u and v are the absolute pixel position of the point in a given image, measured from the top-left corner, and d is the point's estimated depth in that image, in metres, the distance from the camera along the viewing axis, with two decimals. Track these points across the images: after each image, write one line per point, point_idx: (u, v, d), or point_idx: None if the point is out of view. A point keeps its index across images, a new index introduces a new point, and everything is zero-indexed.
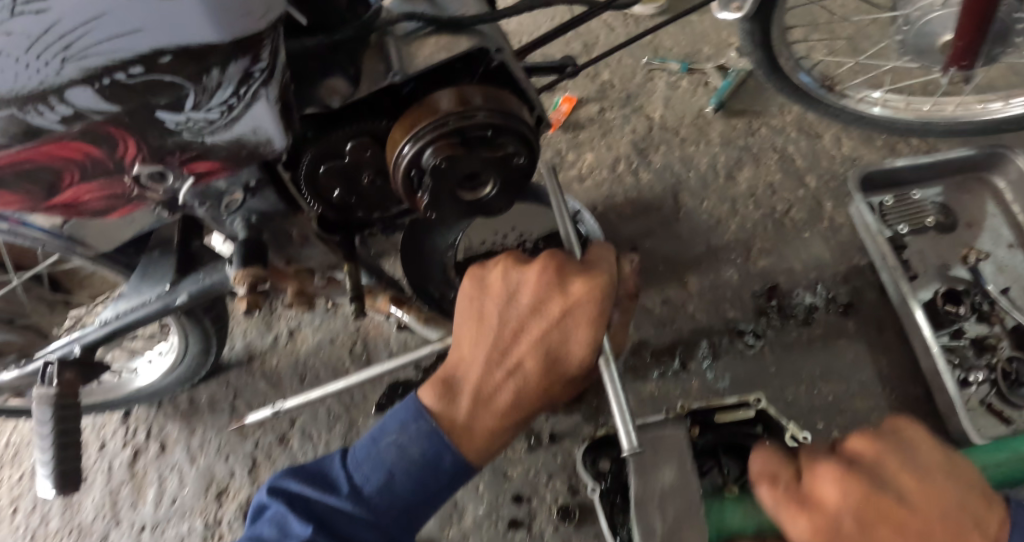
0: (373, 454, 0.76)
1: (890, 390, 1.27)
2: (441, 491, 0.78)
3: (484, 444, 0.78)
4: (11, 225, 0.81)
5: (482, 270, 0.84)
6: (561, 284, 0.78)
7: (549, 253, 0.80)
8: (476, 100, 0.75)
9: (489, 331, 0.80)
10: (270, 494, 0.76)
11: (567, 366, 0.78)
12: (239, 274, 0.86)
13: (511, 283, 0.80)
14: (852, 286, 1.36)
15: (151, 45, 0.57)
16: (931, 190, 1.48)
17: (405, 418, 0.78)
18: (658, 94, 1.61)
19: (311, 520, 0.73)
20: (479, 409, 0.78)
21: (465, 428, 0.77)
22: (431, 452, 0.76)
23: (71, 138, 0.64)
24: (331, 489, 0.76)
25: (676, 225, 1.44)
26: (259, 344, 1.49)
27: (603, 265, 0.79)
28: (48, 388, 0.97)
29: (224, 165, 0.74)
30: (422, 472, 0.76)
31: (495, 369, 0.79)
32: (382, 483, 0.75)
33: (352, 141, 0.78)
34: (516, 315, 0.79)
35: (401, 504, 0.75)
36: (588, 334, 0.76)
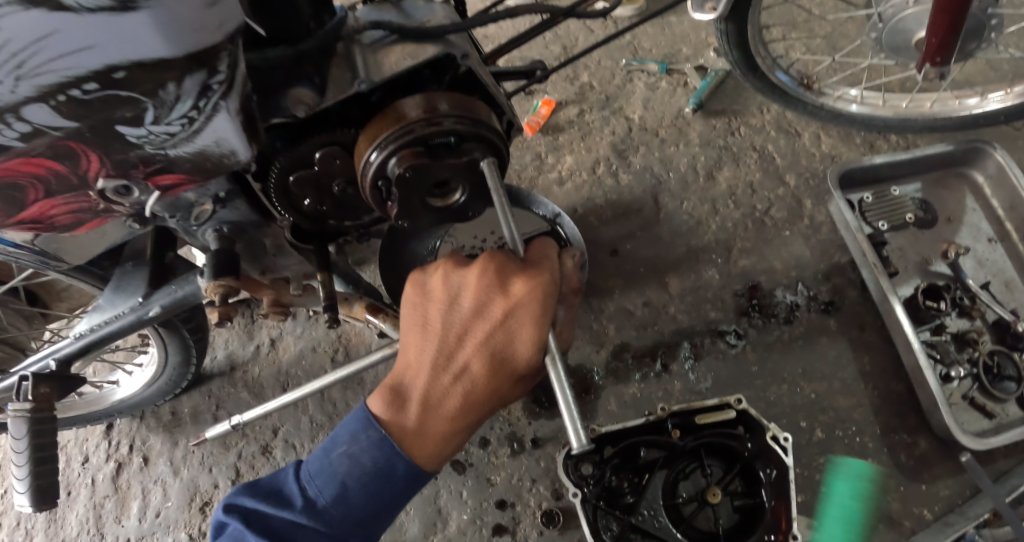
0: (324, 466, 0.77)
1: (872, 386, 1.28)
2: (397, 497, 0.79)
3: (436, 448, 0.78)
4: None
5: (422, 273, 0.80)
6: (501, 286, 0.74)
7: (487, 253, 0.77)
8: (442, 107, 0.76)
9: (432, 339, 0.77)
10: (227, 512, 0.77)
11: (515, 366, 0.75)
12: (212, 285, 0.86)
13: (452, 287, 0.77)
14: (832, 284, 1.36)
15: (103, 61, 0.57)
16: (909, 186, 1.49)
17: (355, 428, 0.78)
18: (637, 96, 1.61)
19: (265, 534, 0.75)
20: (429, 414, 0.77)
21: (415, 434, 0.77)
22: (382, 460, 0.77)
23: (34, 154, 0.65)
24: (286, 502, 0.77)
25: (656, 226, 1.44)
26: (241, 354, 1.48)
27: (544, 261, 0.75)
28: (23, 404, 0.97)
29: (189, 178, 0.74)
30: (374, 481, 0.77)
31: (442, 375, 0.77)
32: (334, 494, 0.77)
33: (319, 151, 0.79)
34: (458, 320, 0.76)
35: (355, 513, 0.77)
36: (531, 337, 0.73)
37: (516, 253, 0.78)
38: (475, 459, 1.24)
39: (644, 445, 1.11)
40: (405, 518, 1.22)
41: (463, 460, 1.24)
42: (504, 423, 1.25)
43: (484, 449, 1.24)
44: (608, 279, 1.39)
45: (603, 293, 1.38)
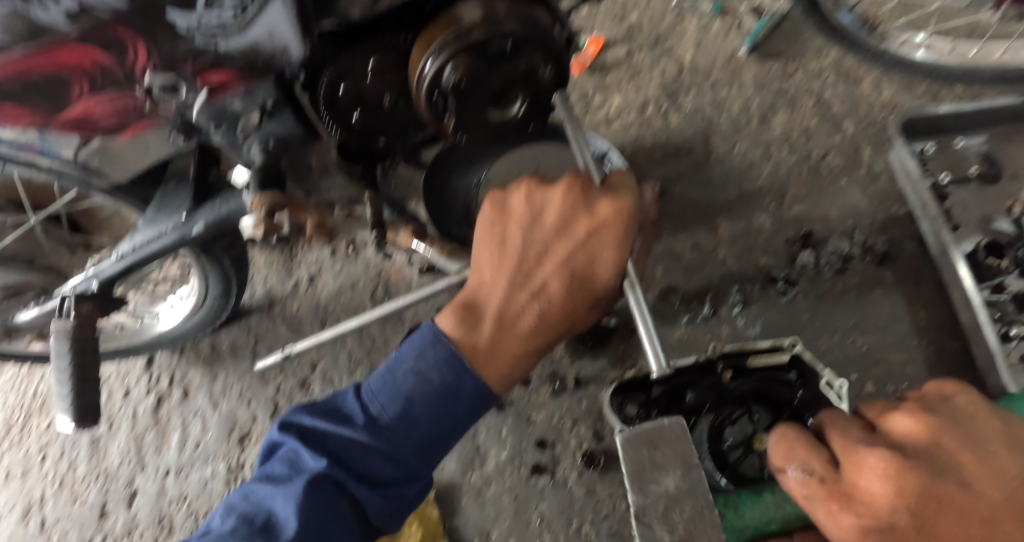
0: (388, 384, 0.75)
1: (926, 341, 1.23)
2: (462, 421, 0.77)
3: (506, 370, 0.77)
4: (29, 155, 0.84)
5: (501, 193, 0.80)
6: (587, 206, 0.76)
7: (571, 173, 0.78)
8: (502, 11, 0.71)
9: (510, 257, 0.78)
10: (283, 431, 0.77)
11: (594, 288, 0.77)
12: (256, 198, 0.85)
13: (535, 205, 0.78)
14: (889, 236, 1.31)
15: None
16: (976, 138, 1.41)
17: (423, 345, 0.76)
18: (689, 37, 1.51)
19: (324, 453, 0.74)
20: (503, 333, 0.76)
21: (487, 352, 0.76)
22: (451, 378, 0.75)
23: (77, 41, 0.62)
24: (345, 421, 0.76)
25: (707, 169, 1.38)
26: (280, 290, 1.47)
27: (627, 185, 0.78)
28: (66, 321, 0.97)
29: (240, 77, 0.70)
30: (441, 400, 0.75)
31: (519, 292, 0.77)
32: (392, 417, 0.74)
33: (372, 60, 0.76)
34: (539, 239, 0.77)
35: (416, 434, 0.75)
36: (614, 258, 0.75)
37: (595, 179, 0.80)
38: (516, 398, 1.22)
39: (692, 388, 1.06)
40: (443, 454, 1.21)
41: (504, 398, 1.22)
42: (546, 362, 1.23)
43: (525, 388, 1.22)
44: (656, 221, 1.34)
45: (651, 236, 1.33)
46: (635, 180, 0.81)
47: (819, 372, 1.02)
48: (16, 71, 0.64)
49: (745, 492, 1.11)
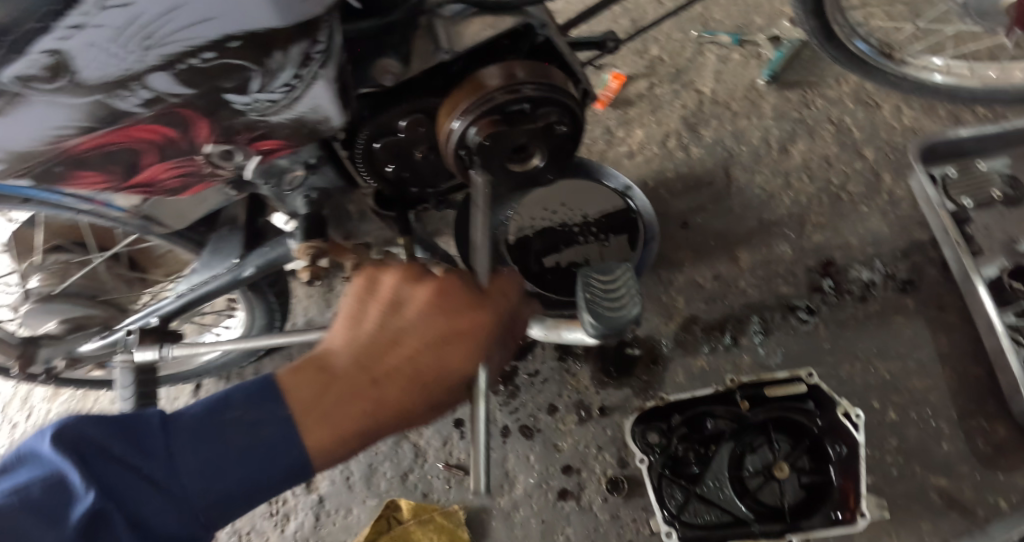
0: (206, 425, 0.73)
1: (949, 368, 1.25)
2: (258, 494, 0.74)
3: (323, 450, 0.73)
4: (96, 207, 0.94)
5: (376, 271, 0.82)
6: (449, 307, 0.77)
7: (445, 275, 0.80)
8: (520, 74, 0.77)
9: (364, 334, 0.77)
10: (57, 445, 0.68)
11: (441, 384, 0.75)
12: (301, 247, 0.92)
13: (403, 291, 0.79)
14: (911, 262, 1.32)
15: (221, 31, 0.61)
16: (998, 161, 1.39)
17: (258, 399, 0.74)
18: (708, 68, 1.55)
19: (96, 480, 0.67)
20: (337, 405, 0.74)
21: (310, 425, 0.73)
22: (275, 444, 0.73)
23: (149, 121, 0.70)
24: (142, 452, 0.71)
25: (728, 199, 1.41)
26: (319, 319, 1.55)
27: (498, 298, 0.80)
28: (128, 355, 1.07)
29: (286, 143, 0.78)
30: (248, 461, 0.72)
31: (362, 372, 0.75)
32: (182, 454, 0.71)
33: (404, 119, 0.82)
34: (397, 324, 0.77)
35: (239, 487, 0.72)
36: (465, 363, 0.75)
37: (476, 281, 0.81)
38: (543, 425, 1.27)
39: (711, 415, 1.13)
40: None
41: (532, 425, 1.27)
42: (573, 390, 1.28)
43: (552, 415, 1.27)
44: (678, 252, 1.37)
45: (673, 266, 1.36)
46: (515, 291, 0.81)
47: (836, 404, 1.09)
48: (93, 146, 0.72)
49: (765, 519, 1.10)
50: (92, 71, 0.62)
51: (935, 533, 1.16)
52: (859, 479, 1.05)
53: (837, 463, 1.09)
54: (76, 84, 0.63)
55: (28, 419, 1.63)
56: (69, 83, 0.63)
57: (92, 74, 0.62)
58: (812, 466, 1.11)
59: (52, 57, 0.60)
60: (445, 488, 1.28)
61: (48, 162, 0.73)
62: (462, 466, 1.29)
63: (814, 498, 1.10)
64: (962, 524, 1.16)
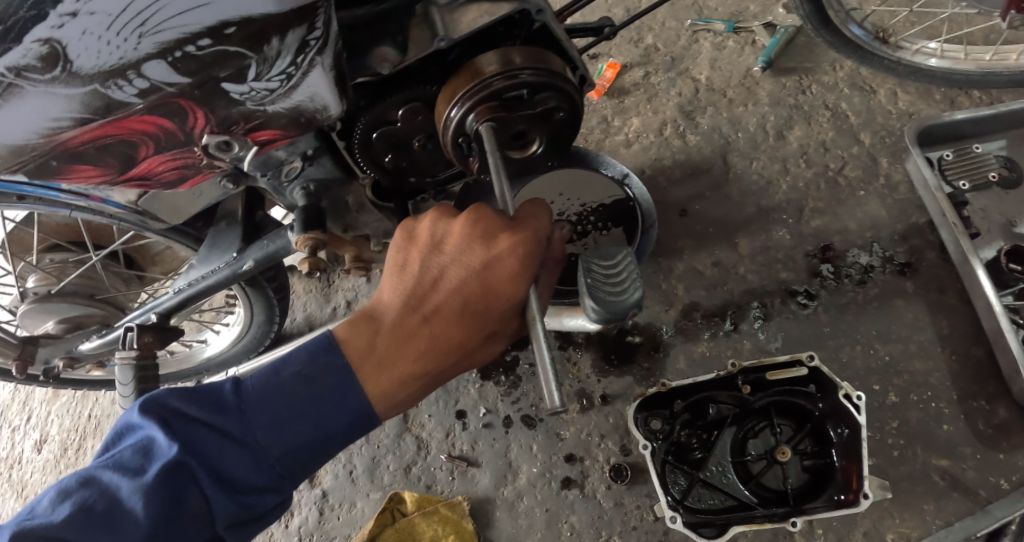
0: (269, 383, 0.79)
1: (950, 350, 1.25)
2: (331, 436, 0.80)
3: (388, 387, 0.80)
4: (92, 203, 0.94)
5: (413, 221, 0.86)
6: (485, 239, 0.79)
7: (475, 205, 0.82)
8: (518, 60, 0.76)
9: (409, 279, 0.81)
10: (144, 413, 0.77)
11: (488, 313, 0.79)
12: (301, 238, 0.91)
13: (437, 233, 0.82)
14: (910, 246, 1.33)
15: (217, 17, 0.62)
16: (993, 143, 1.40)
17: (315, 350, 0.81)
18: (704, 56, 1.54)
19: (179, 438, 0.76)
20: (396, 347, 0.80)
21: (374, 365, 0.80)
22: (339, 387, 0.79)
23: (145, 111, 0.69)
24: (217, 411, 0.78)
25: (726, 186, 1.41)
26: (319, 315, 1.54)
27: (531, 219, 0.80)
28: (129, 352, 1.07)
29: (285, 133, 0.76)
30: (314, 408, 0.79)
31: (412, 313, 0.81)
32: (253, 409, 0.78)
33: (402, 109, 0.82)
34: (436, 265, 0.81)
35: (309, 431, 0.79)
36: (507, 289, 0.77)
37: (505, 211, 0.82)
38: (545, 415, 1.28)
39: (714, 402, 1.12)
40: (477, 470, 1.27)
41: (534, 415, 1.28)
42: (574, 379, 1.28)
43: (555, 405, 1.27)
44: (677, 240, 1.37)
45: (672, 254, 1.36)
46: (546, 210, 0.81)
47: (836, 385, 1.06)
48: (89, 137, 0.71)
49: (769, 503, 1.11)
50: (88, 59, 0.63)
51: (938, 514, 1.16)
52: (862, 460, 1.03)
53: (842, 445, 1.09)
54: (70, 74, 0.63)
55: (28, 421, 1.63)
56: (65, 72, 0.63)
57: (86, 63, 0.63)
58: (815, 449, 1.12)
59: (46, 47, 0.61)
60: (448, 480, 1.27)
61: (45, 155, 0.73)
62: (465, 457, 1.28)
63: (818, 480, 1.11)
64: (965, 505, 1.16)
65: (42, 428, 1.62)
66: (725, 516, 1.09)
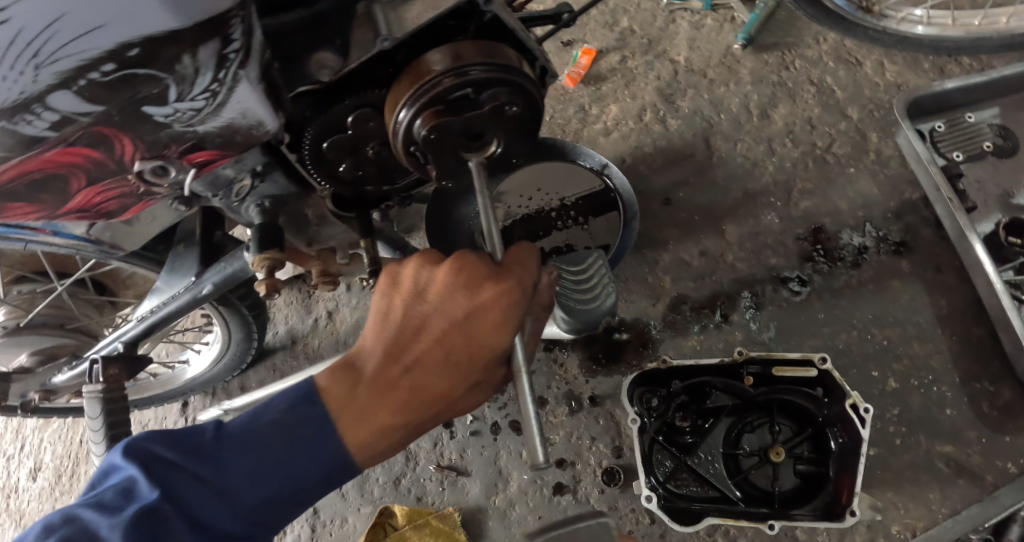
0: (250, 433, 0.73)
1: (950, 331, 1.21)
2: (310, 492, 0.74)
3: (368, 438, 0.74)
4: (44, 236, 0.88)
5: (392, 262, 0.79)
6: (470, 286, 0.73)
7: (459, 252, 0.75)
8: (469, 55, 0.71)
9: (390, 327, 0.75)
10: (127, 456, 0.71)
11: (473, 364, 0.73)
12: (256, 258, 0.87)
13: (419, 278, 0.75)
14: (904, 223, 1.28)
15: (115, 40, 0.57)
16: (986, 112, 1.35)
17: (296, 400, 0.75)
18: (682, 36, 1.48)
19: (158, 484, 0.70)
20: (378, 398, 0.74)
21: (353, 419, 0.73)
22: (319, 439, 0.73)
23: (68, 144, 0.65)
24: (197, 459, 0.72)
25: (710, 171, 1.36)
26: (301, 327, 1.50)
27: (519, 266, 0.73)
28: (96, 385, 1.04)
29: (222, 154, 0.74)
30: (294, 463, 0.72)
31: (394, 362, 0.74)
32: (234, 459, 0.72)
33: (352, 115, 0.77)
34: (418, 312, 0.74)
35: (290, 487, 0.73)
36: (492, 341, 0.72)
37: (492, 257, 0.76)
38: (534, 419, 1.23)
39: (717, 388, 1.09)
40: (467, 479, 1.23)
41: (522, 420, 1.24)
42: (561, 381, 1.24)
43: (542, 408, 1.23)
44: (662, 230, 1.32)
45: (658, 245, 1.31)
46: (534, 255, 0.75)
47: (846, 392, 1.02)
48: (15, 174, 0.67)
49: (753, 501, 1.07)
50: None
51: (944, 503, 1.12)
52: (856, 475, 1.00)
53: (841, 456, 1.05)
54: None
55: (22, 449, 1.59)
56: None
57: None
58: (812, 455, 1.08)
59: None
60: (438, 491, 1.24)
61: None
62: (454, 466, 1.24)
63: (810, 487, 1.08)
64: (972, 492, 1.12)
65: (36, 455, 1.57)
66: (700, 504, 1.06)
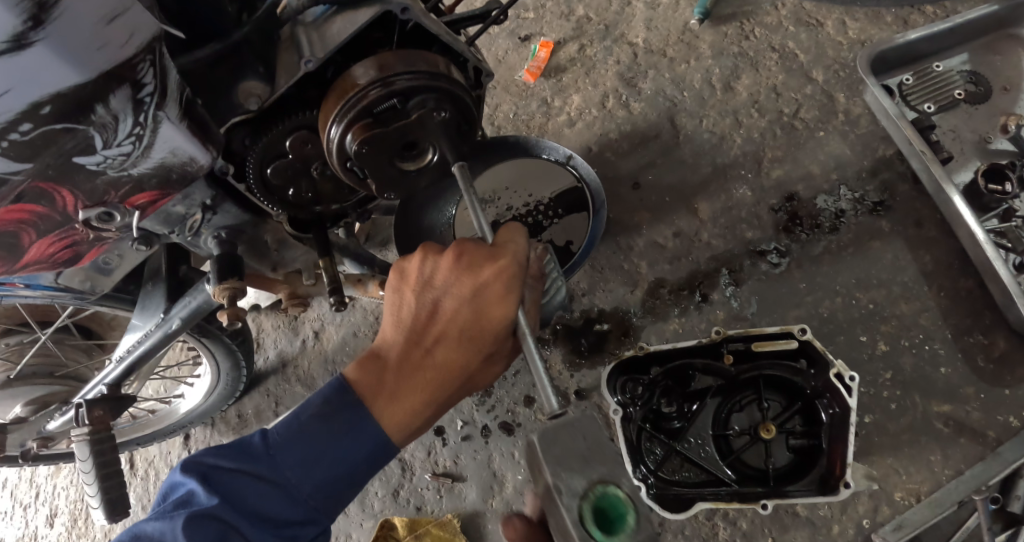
0: (292, 429, 0.74)
1: (936, 287, 1.18)
2: (355, 476, 0.75)
3: (404, 417, 0.75)
4: (14, 289, 0.88)
5: (403, 259, 0.80)
6: (471, 269, 0.73)
7: (459, 240, 0.76)
8: (395, 65, 0.71)
9: (405, 318, 0.76)
10: (184, 472, 0.72)
11: (485, 341, 0.73)
12: (217, 289, 0.85)
13: (426, 270, 0.76)
14: (880, 181, 1.26)
15: (27, 100, 0.57)
16: (955, 59, 1.31)
17: (330, 393, 0.76)
18: (638, 18, 1.47)
19: (218, 491, 0.71)
20: (405, 382, 0.75)
21: (385, 403, 0.75)
22: (356, 424, 0.74)
23: (9, 202, 0.66)
24: (250, 460, 0.73)
25: (678, 150, 1.34)
26: (290, 350, 1.50)
27: (511, 244, 0.73)
28: (83, 428, 1.04)
29: (163, 192, 0.74)
30: (336, 450, 0.73)
31: (415, 348, 0.75)
32: (283, 455, 0.73)
33: (289, 139, 0.76)
34: (430, 299, 0.75)
35: (340, 471, 0.74)
36: (499, 316, 0.71)
37: (485, 240, 0.75)
38: (523, 419, 1.24)
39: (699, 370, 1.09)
40: (463, 484, 1.23)
41: (512, 420, 1.24)
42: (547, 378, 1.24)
43: (530, 407, 1.24)
44: (634, 215, 1.31)
45: (631, 231, 1.30)
46: (526, 234, 0.75)
47: (829, 360, 1.01)
48: None
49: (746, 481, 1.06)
50: None
51: (947, 464, 1.10)
52: (847, 444, 0.98)
53: (832, 426, 1.03)
54: None
55: (37, 497, 1.61)
56: None
57: None
58: (804, 428, 1.07)
59: None
60: (437, 499, 1.23)
61: None
62: (450, 472, 1.24)
63: (804, 460, 1.06)
64: (975, 448, 1.10)
65: (50, 502, 1.59)
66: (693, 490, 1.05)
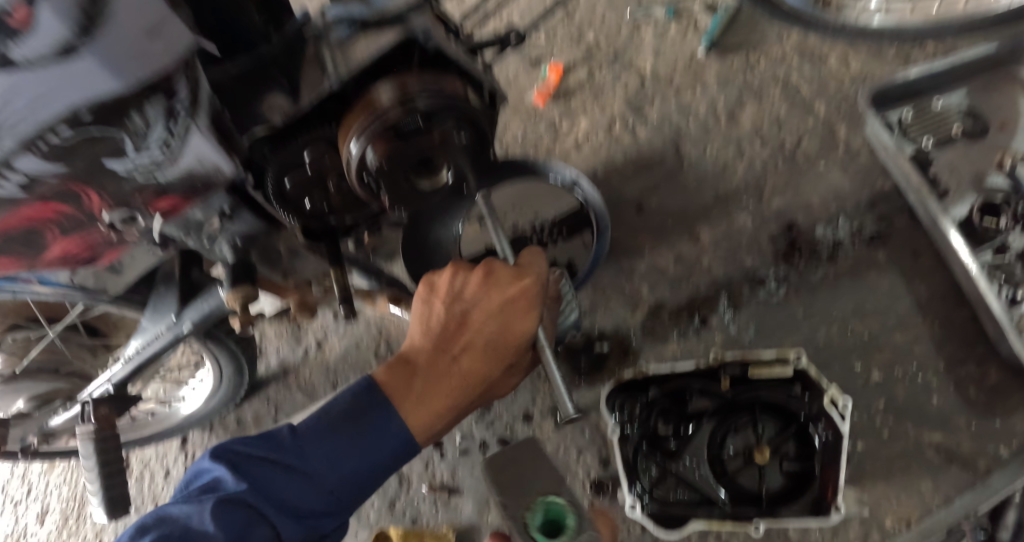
0: (322, 423, 0.76)
1: (930, 317, 1.21)
2: (375, 473, 0.77)
3: (427, 418, 0.78)
4: (27, 284, 0.89)
5: (431, 274, 0.85)
6: (501, 283, 0.78)
7: (487, 258, 0.81)
8: (414, 87, 0.73)
9: (434, 325, 0.80)
10: (213, 458, 0.74)
11: (508, 351, 0.78)
12: (231, 295, 0.89)
13: (456, 283, 0.81)
14: (878, 213, 1.28)
15: (69, 106, 0.59)
16: (954, 95, 1.33)
17: (359, 391, 0.79)
18: (647, 46, 1.50)
19: (247, 478, 0.72)
20: (432, 384, 0.79)
21: (412, 403, 0.78)
22: (383, 422, 0.77)
23: (40, 201, 0.68)
24: (280, 449, 0.75)
25: (681, 175, 1.37)
26: (292, 357, 1.52)
27: (535, 265, 0.80)
28: (88, 425, 1.04)
29: (185, 198, 0.77)
30: (364, 445, 0.76)
31: (443, 354, 0.79)
32: (313, 447, 0.75)
33: (307, 151, 0.78)
34: (460, 309, 0.79)
35: (365, 466, 0.76)
36: (525, 328, 0.77)
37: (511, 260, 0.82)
38: (521, 434, 1.25)
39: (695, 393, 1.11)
40: (459, 497, 1.24)
41: (510, 435, 1.26)
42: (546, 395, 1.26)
43: (528, 423, 1.26)
44: (637, 238, 1.34)
45: (633, 253, 1.33)
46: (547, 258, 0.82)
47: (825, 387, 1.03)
48: None
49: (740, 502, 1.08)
50: None
51: (937, 492, 1.12)
52: (838, 468, 1.01)
53: (824, 451, 1.06)
54: None
55: (29, 494, 1.61)
56: None
57: None
58: (799, 452, 1.08)
59: None
60: (432, 511, 1.25)
61: None
62: (446, 485, 1.26)
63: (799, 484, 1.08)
64: (965, 478, 1.12)
65: (44, 500, 1.60)
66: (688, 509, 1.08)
